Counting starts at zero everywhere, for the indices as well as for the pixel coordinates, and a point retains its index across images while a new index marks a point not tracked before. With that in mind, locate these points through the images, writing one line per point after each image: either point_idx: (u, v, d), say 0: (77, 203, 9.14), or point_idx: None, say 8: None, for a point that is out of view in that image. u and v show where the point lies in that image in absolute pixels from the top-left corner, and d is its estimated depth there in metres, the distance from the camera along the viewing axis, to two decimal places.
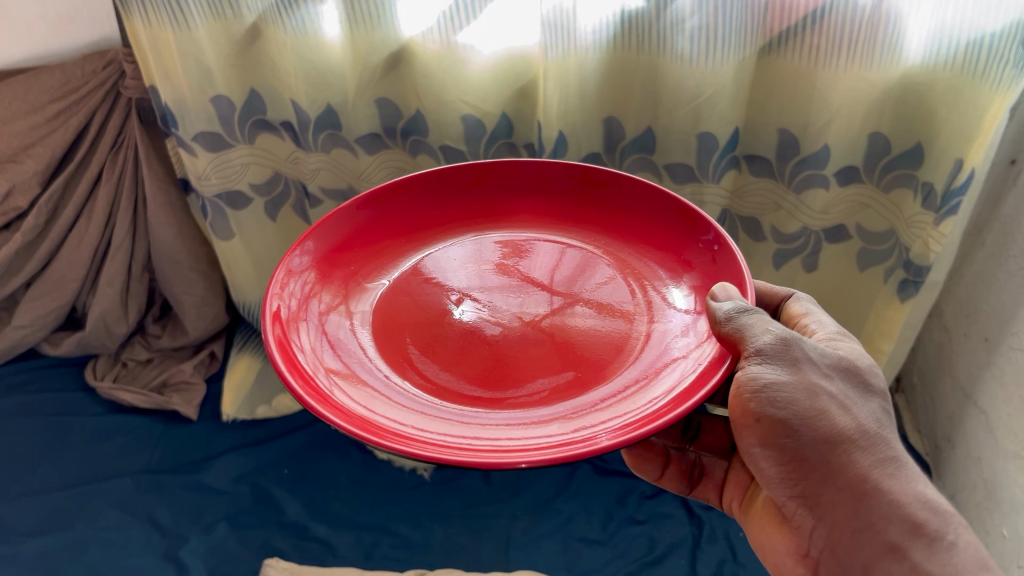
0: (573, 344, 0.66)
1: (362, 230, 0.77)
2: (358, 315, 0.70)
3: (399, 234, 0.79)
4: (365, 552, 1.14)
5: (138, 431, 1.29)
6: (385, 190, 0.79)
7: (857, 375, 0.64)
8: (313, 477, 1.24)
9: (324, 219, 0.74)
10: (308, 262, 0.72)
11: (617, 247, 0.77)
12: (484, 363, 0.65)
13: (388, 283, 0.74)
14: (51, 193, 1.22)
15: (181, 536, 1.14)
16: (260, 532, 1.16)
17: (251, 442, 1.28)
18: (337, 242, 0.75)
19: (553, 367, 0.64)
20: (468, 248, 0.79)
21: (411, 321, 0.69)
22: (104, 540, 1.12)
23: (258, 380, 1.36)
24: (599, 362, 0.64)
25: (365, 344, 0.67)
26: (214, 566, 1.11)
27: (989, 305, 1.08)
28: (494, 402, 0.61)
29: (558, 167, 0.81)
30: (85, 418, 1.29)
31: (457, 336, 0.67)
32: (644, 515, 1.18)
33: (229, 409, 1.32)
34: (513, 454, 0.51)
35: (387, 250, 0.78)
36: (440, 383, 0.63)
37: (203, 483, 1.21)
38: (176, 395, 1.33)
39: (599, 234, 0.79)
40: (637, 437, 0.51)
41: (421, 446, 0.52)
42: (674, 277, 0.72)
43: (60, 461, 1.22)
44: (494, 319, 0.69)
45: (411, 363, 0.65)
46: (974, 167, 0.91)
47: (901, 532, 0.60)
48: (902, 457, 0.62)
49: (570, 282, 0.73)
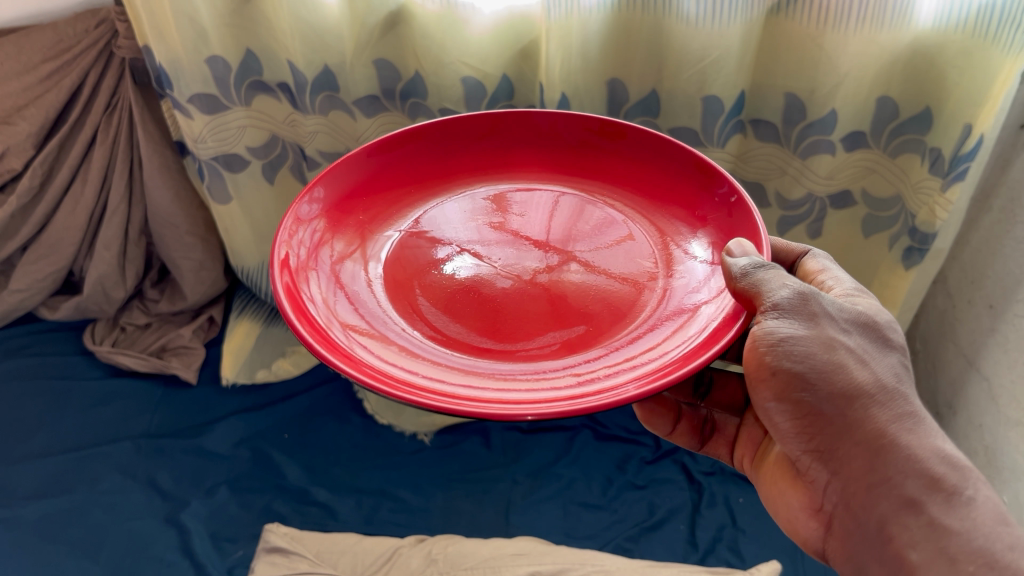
0: (585, 297, 0.65)
1: (372, 178, 0.76)
2: (371, 263, 0.69)
3: (412, 184, 0.78)
4: (366, 516, 1.14)
5: (138, 395, 1.28)
6: (397, 137, 0.77)
7: (876, 330, 0.63)
8: (314, 442, 1.23)
9: (334, 167, 0.73)
10: (318, 210, 0.70)
11: (631, 202, 0.76)
12: (494, 314, 0.64)
13: (398, 234, 0.73)
14: (46, 155, 1.20)
15: (182, 499, 1.14)
16: (261, 495, 1.16)
17: (252, 407, 1.28)
18: (347, 189, 0.74)
19: (563, 320, 0.63)
20: (478, 199, 0.77)
21: (421, 273, 0.68)
22: (106, 504, 1.12)
23: (258, 344, 1.36)
24: (612, 315, 0.63)
25: (376, 294, 0.66)
26: (216, 530, 1.11)
27: (994, 272, 1.07)
28: (509, 353, 0.60)
29: (571, 118, 0.80)
30: (85, 381, 1.29)
31: (467, 287, 0.66)
32: (644, 480, 1.19)
33: (229, 373, 1.32)
34: (523, 406, 0.51)
35: (398, 199, 0.76)
36: (452, 333, 0.62)
37: (203, 447, 1.21)
38: (176, 359, 1.33)
39: (612, 187, 0.78)
40: (651, 391, 0.50)
41: (430, 395, 0.51)
42: (689, 231, 0.71)
43: (61, 425, 1.22)
44: (503, 272, 0.68)
45: (421, 313, 0.64)
46: (983, 133, 0.89)
47: (918, 486, 0.59)
48: (921, 413, 0.61)
49: (579, 237, 0.72)
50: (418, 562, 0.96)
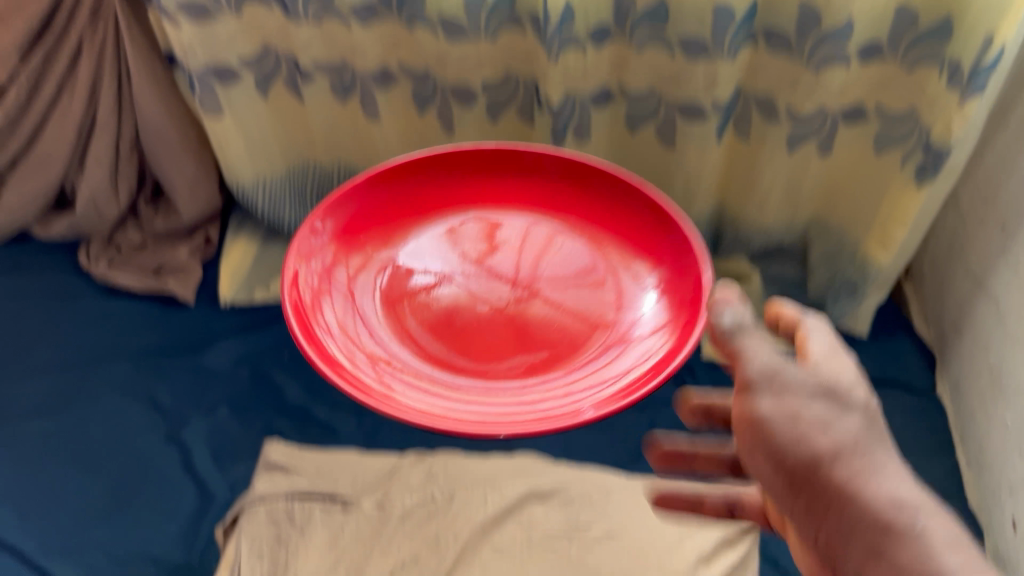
0: (552, 324, 0.77)
1: (371, 211, 0.85)
2: (377, 276, 0.81)
3: (405, 198, 0.87)
4: (367, 434, 1.14)
5: (134, 313, 1.27)
6: (396, 168, 0.86)
7: (841, 394, 0.54)
8: (315, 362, 1.22)
9: (334, 195, 0.83)
10: (327, 238, 0.81)
11: (596, 232, 0.86)
12: (474, 340, 0.75)
13: (395, 254, 0.83)
14: (30, 68, 1.17)
15: (182, 418, 1.14)
16: (261, 414, 1.16)
17: (250, 328, 1.26)
18: (349, 219, 0.84)
19: (531, 346, 0.75)
20: (464, 230, 0.86)
21: (412, 296, 0.79)
22: (106, 422, 1.13)
23: (256, 265, 1.33)
24: (571, 341, 0.75)
25: (372, 312, 0.77)
26: (217, 449, 1.12)
27: (1009, 190, 1.04)
28: (489, 360, 0.73)
29: (554, 156, 0.88)
30: (83, 299, 1.28)
31: (449, 310, 0.77)
32: (646, 402, 1.18)
33: (227, 294, 1.29)
34: (495, 424, 0.66)
35: (393, 229, 0.85)
36: (438, 354, 0.73)
37: (203, 366, 1.20)
38: (173, 278, 1.31)
39: (586, 224, 0.87)
40: (609, 412, 0.65)
41: (411, 411, 0.66)
42: (645, 268, 0.82)
43: (58, 343, 1.22)
44: (482, 295, 0.79)
45: (408, 332, 0.75)
46: (1005, 43, 0.86)
47: (878, 537, 0.49)
48: (888, 456, 0.53)
49: (549, 273, 0.82)
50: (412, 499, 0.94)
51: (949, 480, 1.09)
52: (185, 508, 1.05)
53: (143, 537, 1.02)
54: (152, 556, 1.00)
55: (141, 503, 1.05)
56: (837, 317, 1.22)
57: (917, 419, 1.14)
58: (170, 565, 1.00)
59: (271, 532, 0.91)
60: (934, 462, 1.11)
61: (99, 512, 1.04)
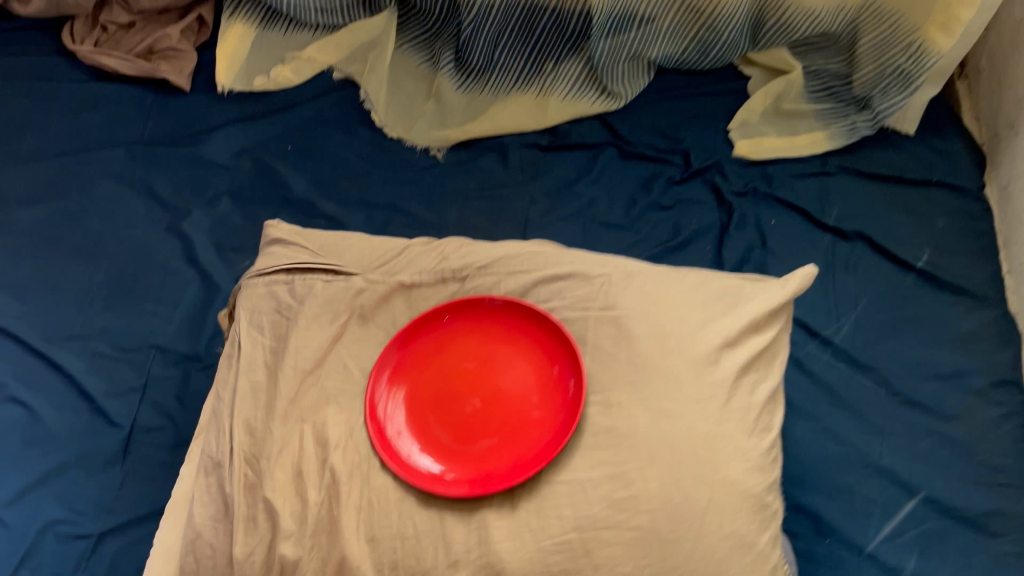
0: (524, 411, 0.67)
1: (418, 356, 0.70)
2: (414, 411, 0.68)
3: (421, 356, 0.70)
4: (376, 229, 1.10)
5: (128, 101, 1.23)
6: (429, 316, 0.70)
7: None
8: (319, 154, 1.18)
9: (382, 355, 0.69)
10: (390, 388, 0.69)
11: (553, 367, 0.68)
12: (490, 418, 0.67)
13: (445, 392, 0.68)
14: None
15: (181, 210, 1.12)
16: (266, 207, 1.13)
17: (251, 117, 1.21)
18: (405, 363, 0.70)
19: (515, 427, 0.66)
20: (501, 353, 0.70)
21: (442, 403, 0.68)
22: (104, 212, 1.12)
23: (255, 49, 1.25)
24: (538, 424, 0.66)
25: (410, 430, 0.67)
26: (220, 240, 1.10)
27: None
28: (475, 467, 0.65)
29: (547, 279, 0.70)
30: (71, 86, 1.24)
31: (455, 395, 0.68)
32: (671, 201, 1.11)
33: (225, 80, 1.23)
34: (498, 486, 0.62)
35: (443, 362, 0.70)
36: (442, 446, 0.66)
37: (203, 157, 1.17)
38: (166, 64, 1.24)
39: (557, 334, 0.68)
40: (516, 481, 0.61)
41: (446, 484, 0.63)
42: (564, 398, 0.66)
43: (47, 129, 1.19)
44: (488, 392, 0.68)
45: (433, 425, 0.67)
46: None
47: None
48: None
49: (524, 390, 0.68)
50: (429, 260, 0.75)
51: (994, 287, 1.01)
52: (189, 297, 1.04)
53: (148, 326, 1.02)
54: (157, 345, 1.00)
55: (144, 292, 1.05)
56: (882, 112, 1.11)
57: (962, 220, 1.07)
58: (176, 355, 1.00)
59: (272, 306, 0.73)
60: (985, 263, 1.03)
61: (101, 301, 1.04)
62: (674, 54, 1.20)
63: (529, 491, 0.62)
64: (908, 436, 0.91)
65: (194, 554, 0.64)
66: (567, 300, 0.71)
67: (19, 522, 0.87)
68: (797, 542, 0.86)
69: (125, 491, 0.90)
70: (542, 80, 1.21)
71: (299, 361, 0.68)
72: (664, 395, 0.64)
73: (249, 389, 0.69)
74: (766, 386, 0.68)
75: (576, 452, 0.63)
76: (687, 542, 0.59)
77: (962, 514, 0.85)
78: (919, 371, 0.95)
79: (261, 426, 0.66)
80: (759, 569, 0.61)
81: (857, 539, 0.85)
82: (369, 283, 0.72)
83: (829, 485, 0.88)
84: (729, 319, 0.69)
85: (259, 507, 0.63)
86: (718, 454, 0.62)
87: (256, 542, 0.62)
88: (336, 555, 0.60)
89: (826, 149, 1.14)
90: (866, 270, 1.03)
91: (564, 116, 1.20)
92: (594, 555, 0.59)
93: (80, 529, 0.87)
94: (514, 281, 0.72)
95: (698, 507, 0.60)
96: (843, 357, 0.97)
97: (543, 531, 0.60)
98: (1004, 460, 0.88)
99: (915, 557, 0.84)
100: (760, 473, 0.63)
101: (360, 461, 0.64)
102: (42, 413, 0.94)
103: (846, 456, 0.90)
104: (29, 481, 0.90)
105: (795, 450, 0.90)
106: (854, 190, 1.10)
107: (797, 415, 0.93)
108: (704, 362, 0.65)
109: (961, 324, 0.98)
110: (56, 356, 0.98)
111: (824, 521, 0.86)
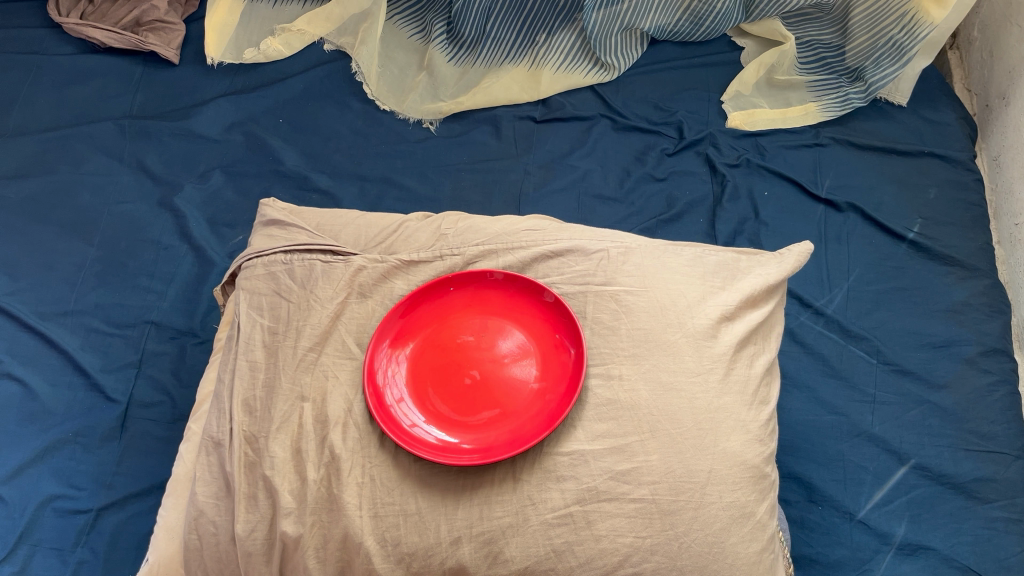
0: (521, 384, 0.66)
1: (419, 324, 0.70)
2: (412, 380, 0.67)
3: (425, 327, 0.70)
4: (368, 202, 1.10)
5: (116, 75, 1.22)
6: (434, 285, 0.70)
7: None
8: (310, 127, 1.18)
9: (386, 319, 0.68)
10: (392, 356, 0.68)
11: (552, 344, 0.68)
12: (486, 391, 0.66)
13: (445, 363, 0.68)
14: None
15: (173, 184, 1.11)
16: (259, 181, 1.12)
17: (240, 90, 1.21)
18: (406, 329, 0.69)
19: (511, 399, 0.66)
20: (501, 327, 0.69)
21: (441, 374, 0.68)
22: (93, 186, 1.11)
23: (245, 23, 1.23)
24: (534, 398, 0.66)
25: (410, 400, 0.67)
26: (213, 215, 1.09)
27: None
28: (476, 437, 0.65)
29: None
30: (58, 59, 1.23)
31: (456, 367, 0.68)
32: (664, 173, 1.11)
33: (215, 53, 1.22)
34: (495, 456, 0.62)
35: (443, 332, 0.69)
36: (444, 417, 0.66)
37: (192, 129, 1.16)
38: (153, 36, 1.23)
39: (556, 310, 0.68)
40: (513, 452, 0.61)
41: (444, 454, 0.63)
42: (562, 375, 0.66)
43: (34, 103, 1.19)
44: (486, 365, 0.67)
45: (432, 393, 0.67)
46: None
47: None
48: None
49: (519, 364, 0.67)
50: (425, 237, 0.76)
51: (984, 257, 1.02)
52: (183, 272, 1.04)
53: (141, 302, 1.02)
54: (152, 320, 1.00)
55: (137, 267, 1.05)
56: (876, 83, 1.12)
57: (953, 191, 1.07)
58: (171, 330, 0.99)
59: (271, 287, 0.72)
60: (977, 233, 1.04)
61: (94, 277, 1.04)
62: (667, 25, 1.20)
63: (532, 465, 0.62)
64: (899, 405, 0.92)
65: (198, 530, 0.64)
66: (566, 275, 0.71)
67: (18, 498, 0.87)
68: (790, 510, 0.87)
69: (123, 467, 0.90)
70: (535, 51, 1.21)
71: (302, 340, 0.68)
72: (663, 369, 0.65)
73: (249, 369, 0.69)
74: (763, 359, 0.69)
75: (576, 424, 0.64)
76: (686, 512, 0.61)
77: (953, 481, 0.87)
78: (910, 340, 0.96)
79: (261, 405, 0.66)
80: (757, 538, 0.62)
81: (849, 506, 0.86)
82: (368, 263, 0.72)
83: (821, 453, 0.90)
84: (727, 294, 0.70)
85: (260, 485, 0.63)
86: (716, 428, 0.63)
87: (258, 520, 0.63)
88: (341, 530, 0.61)
89: (818, 120, 1.14)
90: (859, 241, 1.04)
91: (556, 89, 1.20)
92: (595, 527, 0.60)
93: (79, 505, 0.87)
94: (515, 255, 0.72)
95: (699, 478, 0.61)
96: (836, 327, 0.97)
97: (545, 504, 0.61)
98: (992, 427, 0.90)
99: (905, 523, 0.85)
100: (760, 444, 0.64)
101: (363, 440, 0.64)
102: (38, 390, 0.94)
103: (838, 426, 0.91)
104: (26, 458, 0.90)
105: (788, 418, 0.92)
106: (846, 159, 1.11)
107: (790, 383, 0.94)
108: (701, 336, 0.67)
109: (951, 294, 0.99)
110: (50, 333, 0.98)
111: (816, 489, 0.88)
